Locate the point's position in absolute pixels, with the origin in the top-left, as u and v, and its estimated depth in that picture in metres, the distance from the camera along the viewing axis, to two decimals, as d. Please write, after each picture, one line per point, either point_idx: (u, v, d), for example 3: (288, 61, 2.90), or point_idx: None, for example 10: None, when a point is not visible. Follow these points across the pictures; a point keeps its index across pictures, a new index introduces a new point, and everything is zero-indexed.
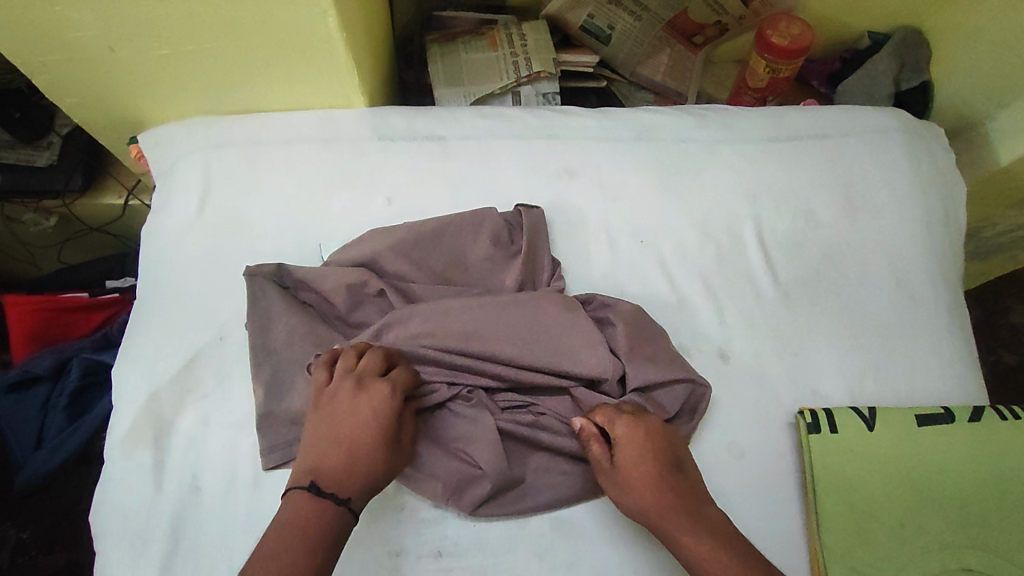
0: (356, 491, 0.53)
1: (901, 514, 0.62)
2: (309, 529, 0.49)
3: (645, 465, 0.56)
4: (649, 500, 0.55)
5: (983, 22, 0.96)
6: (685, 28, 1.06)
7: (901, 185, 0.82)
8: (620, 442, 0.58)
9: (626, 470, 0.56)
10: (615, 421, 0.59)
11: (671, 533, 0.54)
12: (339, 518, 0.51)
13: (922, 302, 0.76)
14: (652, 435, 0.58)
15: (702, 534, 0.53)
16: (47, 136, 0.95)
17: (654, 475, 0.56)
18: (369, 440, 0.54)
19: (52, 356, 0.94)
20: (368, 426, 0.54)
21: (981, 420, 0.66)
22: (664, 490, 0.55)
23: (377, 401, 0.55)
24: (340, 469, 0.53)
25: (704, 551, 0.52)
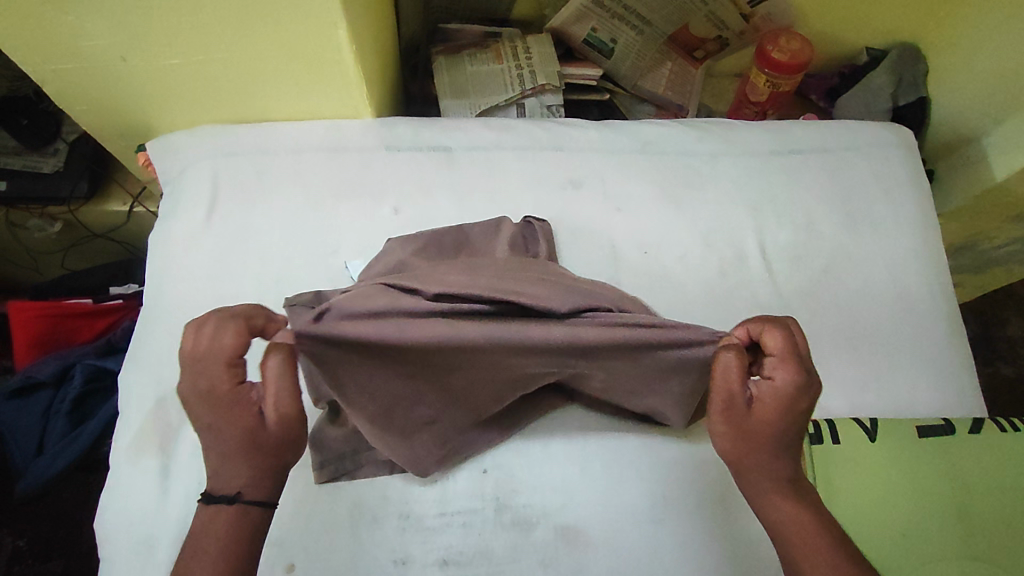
0: (244, 483, 0.48)
1: (905, 525, 0.63)
2: (209, 539, 0.48)
3: (782, 421, 0.50)
4: (761, 454, 0.50)
5: (980, 39, 0.98)
6: (687, 43, 1.08)
7: (900, 199, 0.83)
8: (773, 389, 0.50)
9: (758, 417, 0.50)
10: (783, 367, 0.49)
11: (764, 492, 0.51)
12: (240, 516, 0.48)
13: (922, 315, 0.77)
14: (806, 400, 0.50)
15: (802, 509, 0.50)
16: (54, 143, 0.96)
17: (787, 425, 0.50)
18: (224, 436, 0.48)
19: (55, 362, 0.94)
20: (215, 414, 0.47)
21: (981, 432, 0.67)
22: (779, 448, 0.50)
23: (212, 380, 0.47)
24: (219, 468, 0.48)
25: (796, 521, 0.50)
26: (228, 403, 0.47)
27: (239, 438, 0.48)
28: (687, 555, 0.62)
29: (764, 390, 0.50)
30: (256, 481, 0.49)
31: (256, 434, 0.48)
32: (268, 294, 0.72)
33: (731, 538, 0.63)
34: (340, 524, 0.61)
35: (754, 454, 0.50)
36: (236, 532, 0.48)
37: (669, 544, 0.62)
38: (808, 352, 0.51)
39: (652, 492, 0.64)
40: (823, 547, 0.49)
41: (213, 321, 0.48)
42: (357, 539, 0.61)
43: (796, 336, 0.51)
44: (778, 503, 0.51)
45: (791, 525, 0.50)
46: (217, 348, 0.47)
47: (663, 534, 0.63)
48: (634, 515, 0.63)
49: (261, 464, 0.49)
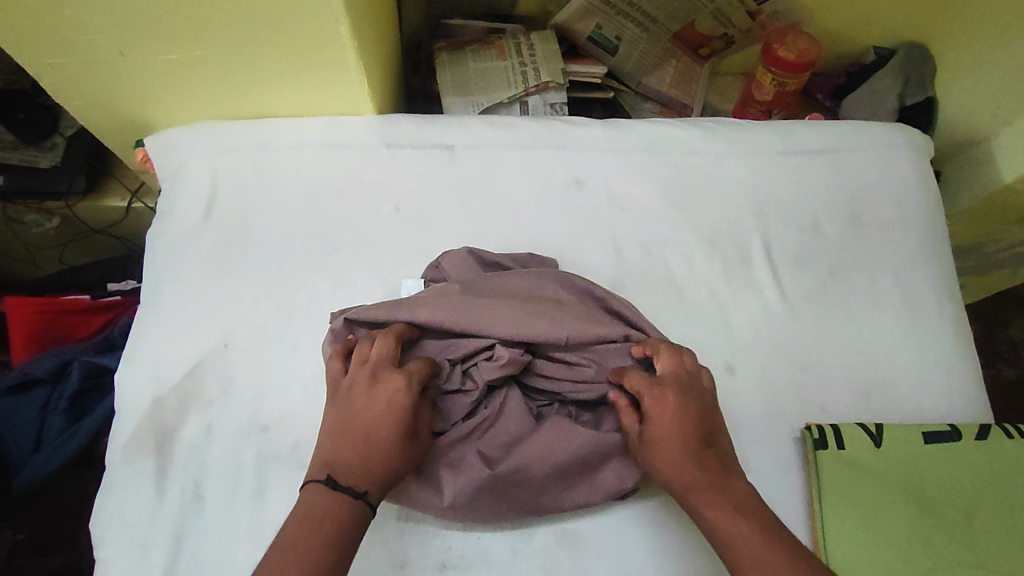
0: (371, 484, 0.51)
1: (910, 532, 0.62)
2: (329, 525, 0.49)
3: (669, 437, 0.54)
4: (678, 468, 0.54)
5: (989, 39, 0.97)
6: (692, 41, 1.07)
7: (907, 201, 0.82)
8: (657, 407, 0.55)
9: (646, 442, 0.55)
10: (645, 391, 0.57)
11: (696, 504, 0.53)
12: (357, 514, 0.50)
13: (928, 318, 0.76)
14: (686, 409, 0.55)
15: (733, 511, 0.51)
16: (51, 137, 0.95)
17: (681, 433, 0.54)
18: (383, 436, 0.53)
19: (52, 359, 0.93)
20: (386, 420, 0.53)
21: (988, 439, 0.66)
22: (694, 458, 0.53)
23: (388, 386, 0.54)
24: (354, 462, 0.52)
25: (724, 526, 0.51)
26: (407, 404, 0.54)
27: (396, 439, 0.53)
28: (690, 560, 0.61)
29: (646, 417, 0.56)
30: (382, 484, 0.52)
31: (408, 442, 0.54)
32: (266, 294, 0.71)
33: None
34: None
35: (670, 470, 0.54)
36: (344, 527, 0.49)
37: (671, 549, 0.62)
38: (675, 369, 0.58)
39: (654, 496, 0.63)
40: (761, 544, 0.49)
41: (422, 350, 0.58)
42: None
43: (659, 358, 0.59)
44: (711, 514, 0.52)
45: (725, 533, 0.51)
46: (420, 367, 0.56)
47: (665, 539, 0.62)
48: (636, 519, 0.63)
49: (394, 466, 0.52)
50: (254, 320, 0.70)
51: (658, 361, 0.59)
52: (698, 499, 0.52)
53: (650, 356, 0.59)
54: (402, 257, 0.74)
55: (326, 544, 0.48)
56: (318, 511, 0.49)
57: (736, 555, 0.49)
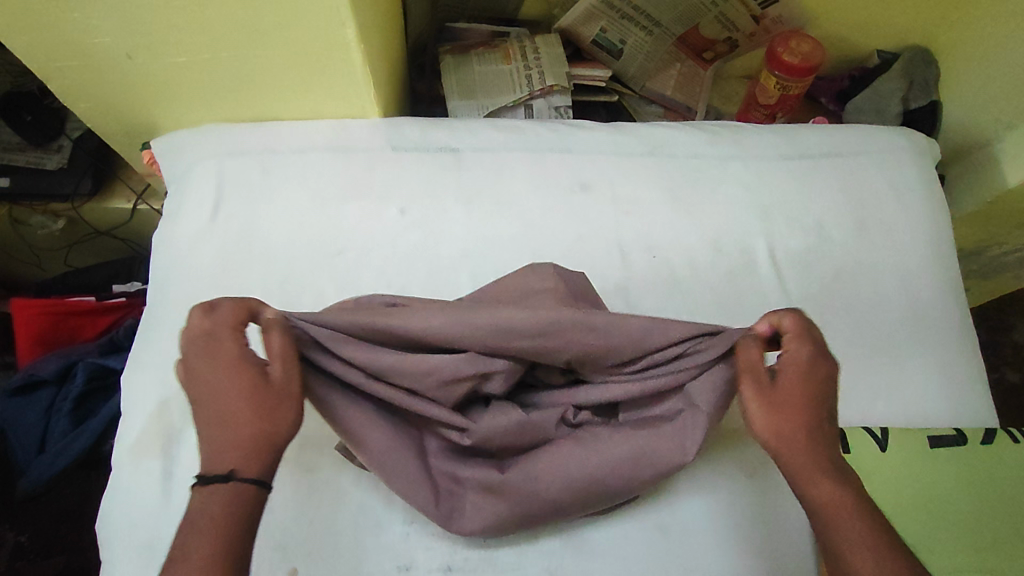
0: (240, 457, 0.47)
1: (914, 535, 0.62)
2: (202, 519, 0.45)
3: (805, 400, 0.51)
4: (798, 432, 0.51)
5: (995, 43, 0.97)
6: (696, 44, 1.07)
7: (912, 205, 0.82)
8: (795, 367, 0.52)
9: (783, 394, 0.51)
10: (796, 346, 0.53)
11: (804, 474, 0.50)
12: (232, 491, 0.46)
13: (933, 323, 0.76)
14: (817, 381, 0.52)
15: (843, 487, 0.49)
16: (58, 139, 0.95)
17: (810, 401, 0.51)
18: (229, 398, 0.48)
19: (57, 360, 0.94)
20: (226, 390, 0.48)
21: (992, 443, 0.66)
22: (810, 425, 0.51)
23: (214, 363, 0.49)
24: (216, 441, 0.47)
25: (838, 498, 0.49)
26: (247, 361, 0.49)
27: (244, 398, 0.48)
28: (694, 563, 0.61)
29: (784, 371, 0.52)
30: (253, 452, 0.47)
31: (256, 396, 0.48)
32: (273, 296, 0.71)
33: (739, 547, 0.62)
34: (345, 529, 0.60)
35: (787, 433, 0.51)
36: (225, 510, 0.45)
37: (676, 551, 0.62)
38: (822, 339, 0.53)
39: (658, 499, 0.64)
40: (859, 511, 0.48)
41: (223, 303, 0.51)
42: (360, 545, 0.60)
43: (808, 323, 0.54)
44: (815, 492, 0.49)
45: (832, 504, 0.49)
46: (225, 319, 0.50)
47: (670, 542, 0.62)
48: (641, 523, 0.63)
49: (255, 429, 0.47)
50: None
51: (796, 322, 0.54)
52: (813, 477, 0.50)
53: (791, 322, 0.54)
54: (409, 260, 0.74)
55: (209, 531, 0.44)
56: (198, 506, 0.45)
57: (839, 527, 0.48)
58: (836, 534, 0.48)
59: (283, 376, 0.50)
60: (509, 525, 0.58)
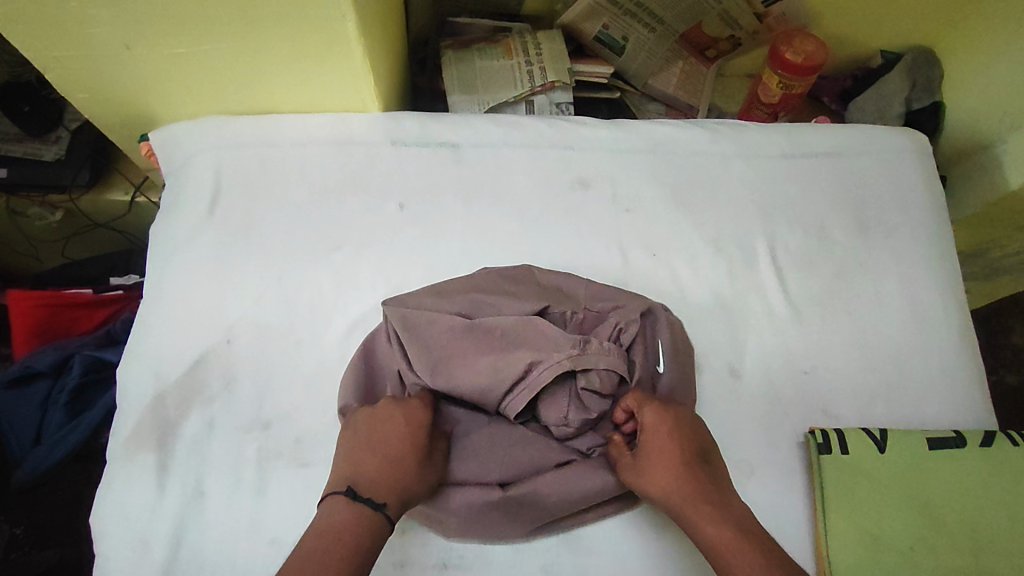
0: (388, 495, 0.53)
1: (912, 537, 0.62)
2: (346, 533, 0.50)
3: (669, 452, 0.57)
4: (675, 492, 0.55)
5: (998, 43, 0.96)
6: (699, 42, 1.06)
7: (915, 206, 0.81)
8: (650, 427, 0.58)
9: (646, 454, 0.57)
10: (643, 407, 0.59)
11: (691, 519, 0.54)
12: (374, 521, 0.52)
13: (934, 325, 0.75)
14: (681, 424, 0.58)
15: (725, 523, 0.53)
16: (56, 130, 0.96)
17: (674, 454, 0.57)
18: (400, 449, 0.56)
19: (53, 352, 0.93)
20: (399, 437, 0.56)
21: (991, 445, 0.66)
22: (682, 480, 0.55)
23: (406, 415, 0.58)
24: (376, 476, 0.54)
25: (722, 538, 0.52)
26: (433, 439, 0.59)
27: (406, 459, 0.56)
28: (690, 563, 0.61)
29: (643, 432, 0.58)
30: (399, 497, 0.54)
31: (424, 460, 0.57)
32: (270, 290, 0.71)
33: None
34: None
35: (662, 485, 0.55)
36: (362, 534, 0.51)
37: (672, 551, 0.62)
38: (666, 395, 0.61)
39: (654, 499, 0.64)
40: (748, 549, 0.50)
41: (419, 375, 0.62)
42: None
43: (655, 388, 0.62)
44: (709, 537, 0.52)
45: (720, 545, 0.52)
46: (418, 389, 0.61)
47: (667, 542, 0.62)
48: (637, 522, 0.63)
49: (409, 480, 0.55)
50: (258, 316, 0.70)
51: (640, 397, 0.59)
52: (703, 526, 0.53)
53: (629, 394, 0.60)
54: (408, 257, 0.73)
55: (344, 551, 0.49)
56: (345, 517, 0.51)
57: (727, 566, 0.50)
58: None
59: (440, 460, 0.59)
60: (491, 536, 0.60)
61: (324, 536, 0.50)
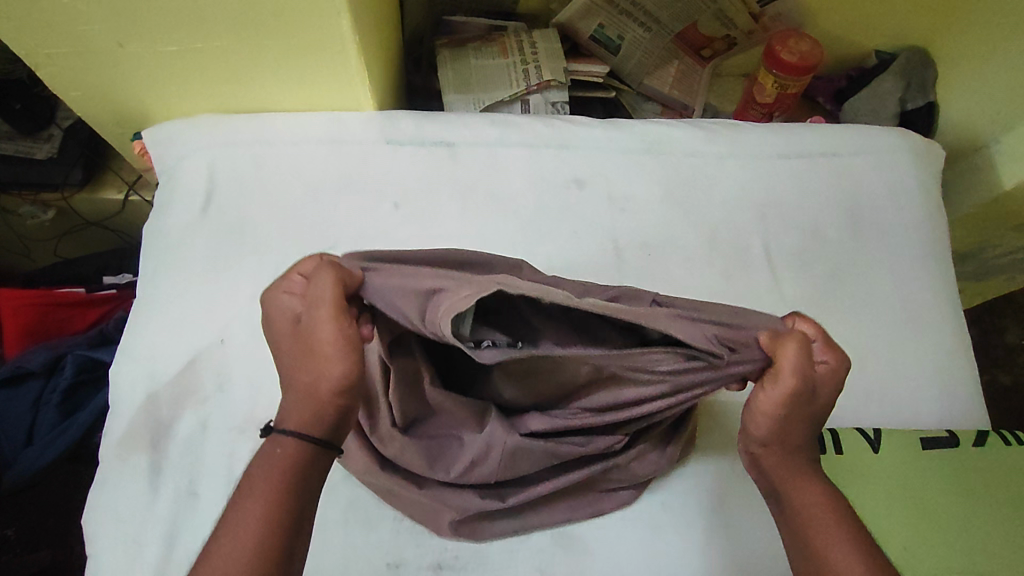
0: (290, 414, 0.48)
1: (907, 537, 0.62)
2: (259, 479, 0.46)
3: (820, 407, 0.52)
4: (788, 446, 0.53)
5: (992, 44, 0.96)
6: (695, 42, 1.06)
7: (910, 206, 0.81)
8: (827, 375, 0.51)
9: (815, 397, 0.51)
10: (833, 354, 0.51)
11: (791, 477, 0.52)
12: (284, 448, 0.47)
13: (928, 324, 0.75)
14: (837, 392, 0.52)
15: (824, 495, 0.51)
16: (48, 128, 0.94)
17: (810, 418, 0.52)
18: (282, 350, 0.49)
19: (46, 352, 0.93)
20: (279, 336, 0.49)
21: (985, 446, 0.67)
22: (802, 437, 0.53)
23: (283, 305, 0.50)
24: (283, 402, 0.49)
25: (820, 510, 0.50)
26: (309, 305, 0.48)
27: (297, 354, 0.48)
28: (684, 562, 0.62)
29: (822, 377, 0.51)
30: (299, 408, 0.48)
31: (301, 343, 0.48)
32: (264, 289, 0.70)
33: (727, 546, 0.63)
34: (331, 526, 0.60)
35: (787, 432, 0.52)
36: (269, 474, 0.46)
37: (666, 551, 0.62)
38: None
39: (649, 498, 0.64)
40: (842, 528, 0.50)
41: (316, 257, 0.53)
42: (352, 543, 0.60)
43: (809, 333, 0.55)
44: (798, 503, 0.51)
45: (815, 513, 0.50)
46: (299, 266, 0.51)
47: (661, 541, 0.62)
48: (632, 521, 0.63)
49: (300, 383, 0.48)
50: (252, 316, 0.69)
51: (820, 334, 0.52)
52: (795, 494, 0.52)
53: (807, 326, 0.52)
54: None
55: (260, 497, 0.45)
56: (264, 459, 0.47)
57: (812, 537, 0.50)
58: (808, 542, 0.50)
59: (313, 313, 0.48)
60: (484, 535, 0.61)
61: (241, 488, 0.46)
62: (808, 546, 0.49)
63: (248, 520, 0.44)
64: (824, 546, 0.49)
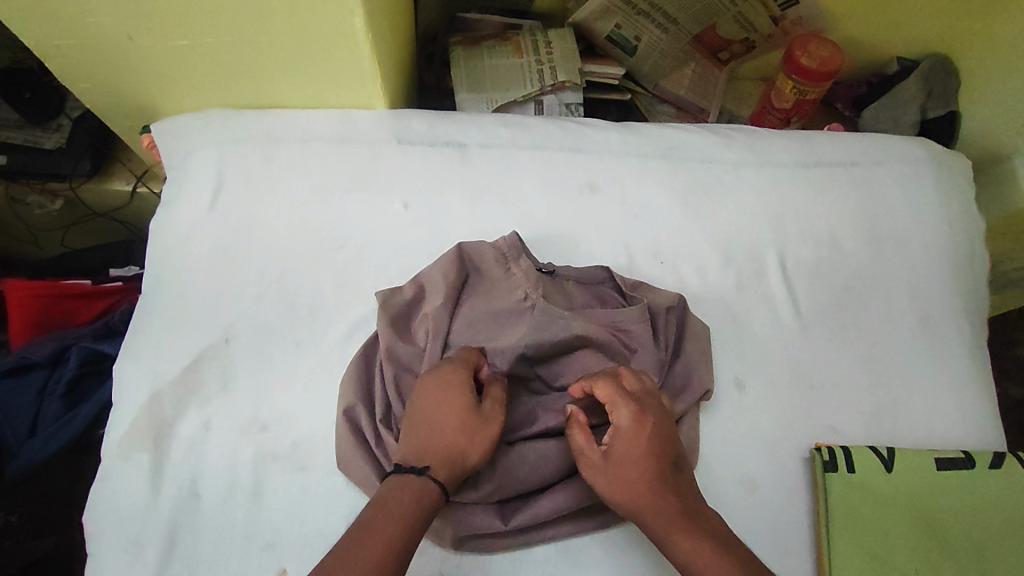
0: (435, 461, 0.52)
1: (918, 560, 0.61)
2: (401, 500, 0.50)
3: (642, 457, 0.52)
4: (649, 507, 0.51)
5: (1012, 52, 0.94)
6: (713, 43, 1.05)
7: (930, 219, 0.79)
8: (620, 430, 0.54)
9: (615, 457, 0.53)
10: (616, 406, 0.55)
11: (665, 537, 0.50)
12: (427, 487, 0.51)
13: (946, 341, 0.74)
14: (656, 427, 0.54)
15: (704, 540, 0.49)
16: (57, 118, 0.94)
17: (647, 471, 0.52)
18: (444, 412, 0.54)
19: (51, 343, 0.93)
20: (445, 399, 0.55)
21: (1002, 467, 0.65)
22: (657, 490, 0.51)
23: (449, 379, 0.56)
24: (419, 444, 0.53)
25: (702, 560, 0.48)
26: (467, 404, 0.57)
27: (456, 419, 0.54)
28: None
29: (615, 437, 0.54)
30: (446, 463, 0.52)
31: (476, 422, 0.54)
32: (270, 288, 0.70)
33: None
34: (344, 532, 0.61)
35: (631, 495, 0.52)
36: (415, 501, 0.50)
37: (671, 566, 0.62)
38: (639, 391, 0.57)
39: None
40: (728, 571, 0.47)
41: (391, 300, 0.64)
42: None
43: (625, 377, 0.59)
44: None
45: (699, 565, 0.48)
46: (464, 356, 0.59)
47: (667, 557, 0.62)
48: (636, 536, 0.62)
49: (456, 442, 0.53)
50: (258, 316, 0.68)
51: (609, 389, 0.56)
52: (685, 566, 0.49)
53: (625, 373, 0.59)
54: (411, 259, 0.72)
55: (399, 519, 0.48)
56: (400, 488, 0.50)
57: None
58: None
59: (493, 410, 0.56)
60: (488, 548, 0.60)
61: (379, 505, 0.49)
62: None
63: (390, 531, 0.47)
64: None
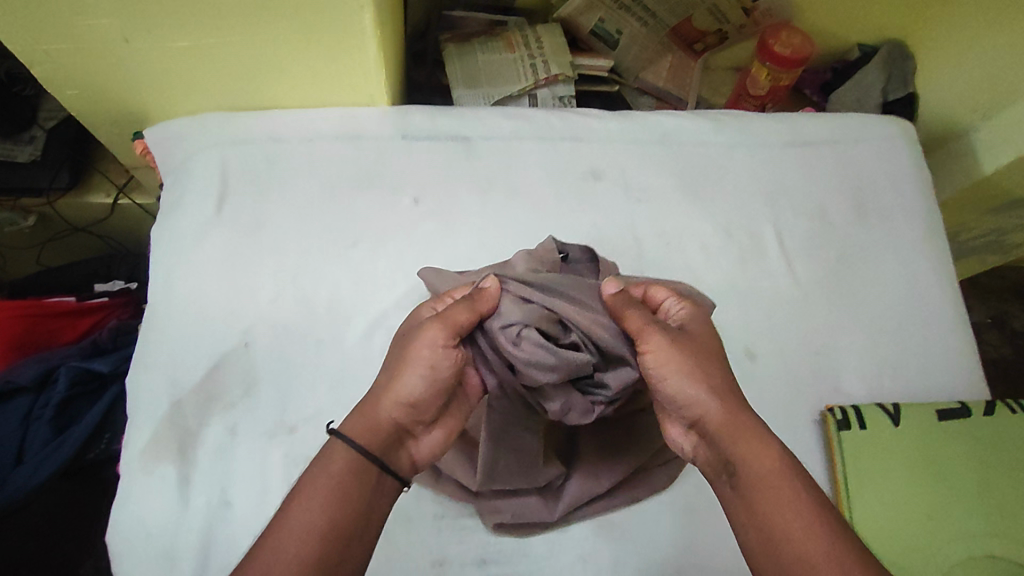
0: (367, 424, 0.50)
1: (930, 505, 0.66)
2: (325, 489, 0.46)
3: (714, 354, 0.53)
4: (717, 403, 0.51)
5: (966, 40, 1.01)
6: (689, 35, 1.08)
7: (908, 189, 0.85)
8: (697, 326, 0.55)
9: (694, 348, 0.53)
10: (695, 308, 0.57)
11: (733, 437, 0.49)
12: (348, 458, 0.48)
13: (932, 301, 0.79)
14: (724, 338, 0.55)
15: (771, 448, 0.49)
16: (30, 129, 0.89)
17: (714, 369, 0.52)
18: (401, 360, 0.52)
19: (36, 364, 0.88)
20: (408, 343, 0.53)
21: (994, 414, 0.70)
22: (727, 389, 0.52)
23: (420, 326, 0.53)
24: (372, 402, 0.51)
25: (765, 462, 0.48)
26: (443, 378, 0.51)
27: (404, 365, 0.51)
28: (721, 544, 0.65)
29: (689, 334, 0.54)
30: (374, 428, 0.50)
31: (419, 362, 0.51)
32: (286, 290, 0.69)
33: None
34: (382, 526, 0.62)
35: (705, 391, 0.51)
36: (342, 482, 0.47)
37: (701, 530, 0.65)
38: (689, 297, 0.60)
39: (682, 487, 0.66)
40: (796, 487, 0.47)
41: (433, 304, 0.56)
42: (392, 540, 0.61)
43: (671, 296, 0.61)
44: (753, 475, 0.48)
45: (761, 467, 0.48)
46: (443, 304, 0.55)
47: (697, 523, 0.65)
48: (667, 505, 0.65)
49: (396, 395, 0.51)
50: (276, 318, 0.67)
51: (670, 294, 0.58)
52: (751, 458, 0.48)
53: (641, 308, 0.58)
54: (426, 253, 0.72)
55: (323, 506, 0.46)
56: (315, 468, 0.48)
57: (767, 500, 0.46)
58: (766, 505, 0.46)
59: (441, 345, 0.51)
60: (527, 529, 0.62)
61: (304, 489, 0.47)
62: (764, 512, 0.46)
63: (313, 518, 0.45)
64: (782, 518, 0.45)
